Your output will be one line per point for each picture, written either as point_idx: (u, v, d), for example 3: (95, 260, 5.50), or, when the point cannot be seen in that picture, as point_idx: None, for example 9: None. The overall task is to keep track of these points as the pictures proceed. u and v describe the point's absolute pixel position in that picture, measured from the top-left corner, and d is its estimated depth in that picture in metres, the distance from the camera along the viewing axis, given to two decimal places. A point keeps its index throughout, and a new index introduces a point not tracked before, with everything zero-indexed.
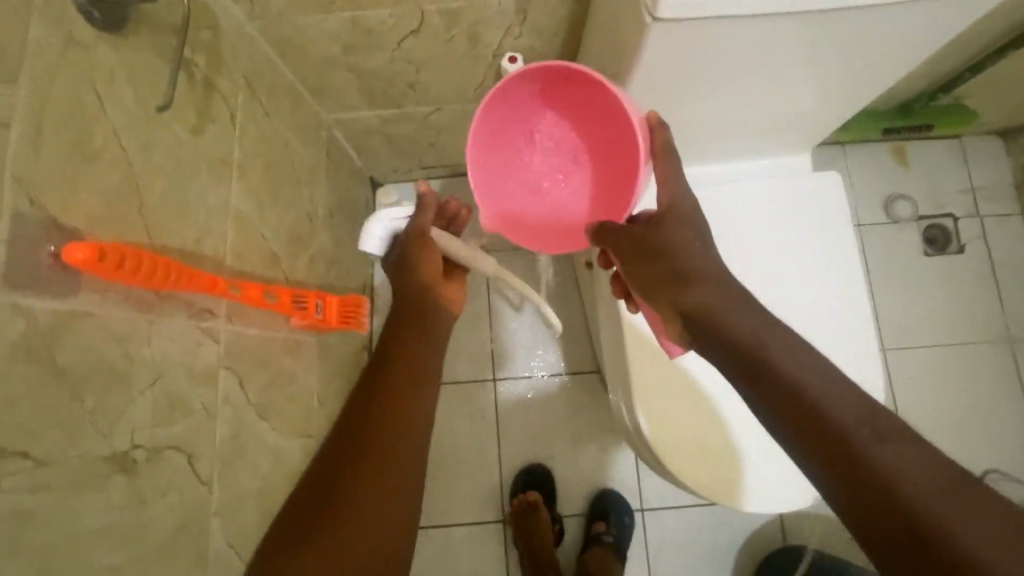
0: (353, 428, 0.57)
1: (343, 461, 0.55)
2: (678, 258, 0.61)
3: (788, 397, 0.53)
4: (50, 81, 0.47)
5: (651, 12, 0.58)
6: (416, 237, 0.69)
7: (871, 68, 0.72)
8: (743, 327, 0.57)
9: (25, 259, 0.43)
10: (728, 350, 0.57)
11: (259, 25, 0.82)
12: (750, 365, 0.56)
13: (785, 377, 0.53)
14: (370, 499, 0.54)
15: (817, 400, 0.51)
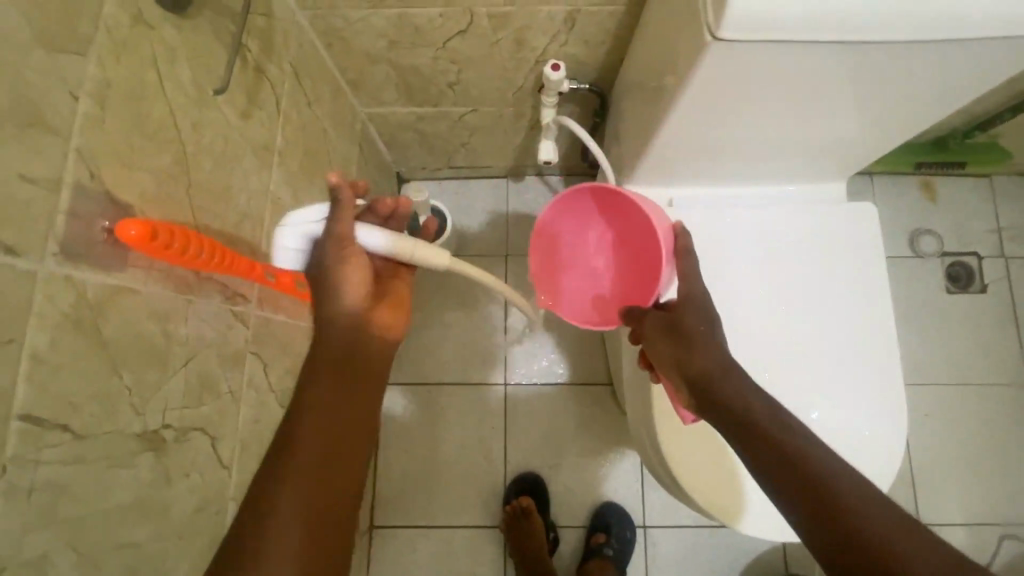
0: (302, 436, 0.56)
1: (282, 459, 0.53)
2: (683, 328, 0.63)
3: (776, 459, 0.54)
4: (117, 56, 0.47)
5: (713, 31, 0.58)
6: (337, 243, 0.62)
7: (921, 102, 0.72)
8: (732, 386, 0.59)
9: (80, 230, 0.43)
10: (718, 411, 0.59)
11: (309, 14, 0.83)
12: (739, 427, 0.58)
13: (773, 438, 0.56)
14: (315, 487, 0.53)
15: (802, 462, 0.53)
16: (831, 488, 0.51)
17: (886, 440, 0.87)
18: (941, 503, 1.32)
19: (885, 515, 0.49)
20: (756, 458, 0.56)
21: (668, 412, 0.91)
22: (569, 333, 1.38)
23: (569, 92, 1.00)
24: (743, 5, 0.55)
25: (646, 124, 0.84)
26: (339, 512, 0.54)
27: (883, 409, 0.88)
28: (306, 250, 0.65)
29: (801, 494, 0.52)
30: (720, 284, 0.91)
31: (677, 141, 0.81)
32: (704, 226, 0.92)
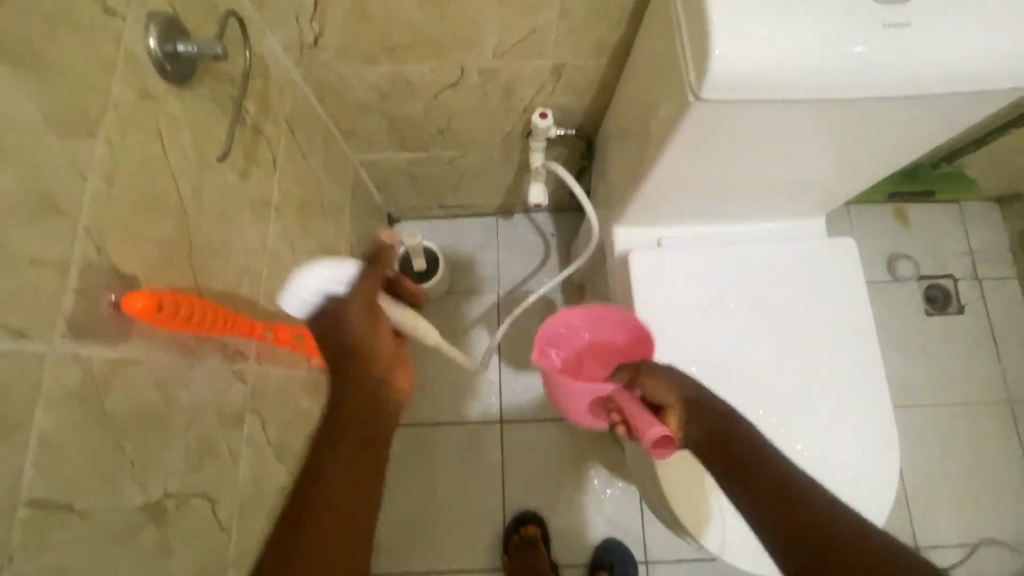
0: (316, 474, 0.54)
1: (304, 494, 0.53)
2: (647, 380, 0.71)
3: (759, 489, 0.55)
4: (123, 133, 0.48)
5: (696, 92, 0.60)
6: (363, 299, 0.62)
7: (891, 146, 0.75)
8: (730, 425, 0.61)
9: (86, 308, 0.44)
10: (710, 445, 0.61)
11: (304, 71, 0.85)
12: (731, 461, 0.58)
13: (758, 469, 0.56)
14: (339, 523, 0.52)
15: (784, 492, 0.53)
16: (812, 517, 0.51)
17: (879, 472, 0.89)
18: (936, 524, 1.34)
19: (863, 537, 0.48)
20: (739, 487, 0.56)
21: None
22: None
23: (557, 137, 1.03)
24: (723, 70, 0.57)
25: (634, 168, 0.87)
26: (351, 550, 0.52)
27: (873, 437, 0.90)
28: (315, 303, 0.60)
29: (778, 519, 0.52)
30: (709, 319, 0.93)
31: (663, 184, 0.84)
32: (692, 263, 0.95)
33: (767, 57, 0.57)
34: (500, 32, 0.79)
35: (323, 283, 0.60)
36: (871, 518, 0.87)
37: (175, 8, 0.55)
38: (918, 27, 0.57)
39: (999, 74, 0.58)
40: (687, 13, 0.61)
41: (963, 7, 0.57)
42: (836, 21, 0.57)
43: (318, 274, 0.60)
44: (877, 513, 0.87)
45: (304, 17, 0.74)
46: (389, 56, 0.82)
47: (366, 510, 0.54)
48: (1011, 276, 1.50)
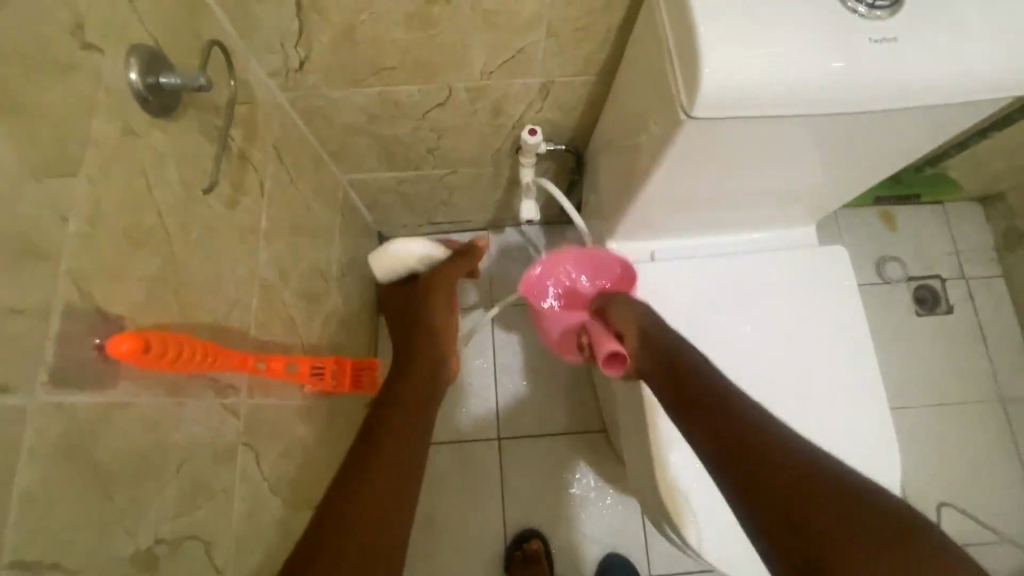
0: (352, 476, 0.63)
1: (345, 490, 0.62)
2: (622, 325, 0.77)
3: (699, 407, 0.62)
4: (106, 170, 0.46)
5: (686, 110, 0.60)
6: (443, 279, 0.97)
7: (879, 155, 0.76)
8: (676, 354, 0.70)
9: (70, 353, 0.42)
10: (663, 372, 0.69)
11: (290, 95, 0.84)
12: (679, 388, 0.66)
13: (702, 390, 0.63)
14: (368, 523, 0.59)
15: (721, 404, 0.60)
16: (741, 422, 0.57)
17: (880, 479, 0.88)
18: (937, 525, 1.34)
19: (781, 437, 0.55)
20: (682, 405, 0.64)
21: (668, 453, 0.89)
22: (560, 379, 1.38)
23: (546, 152, 1.03)
24: (714, 88, 0.57)
25: (625, 183, 0.87)
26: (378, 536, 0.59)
27: (874, 447, 0.90)
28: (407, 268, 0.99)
29: (710, 424, 0.59)
30: (706, 333, 0.93)
31: (655, 199, 0.84)
32: (685, 276, 0.95)
33: (757, 74, 0.57)
34: (487, 52, 0.78)
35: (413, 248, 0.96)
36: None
37: (157, 40, 0.54)
38: (903, 41, 0.57)
39: (984, 84, 0.59)
40: (675, 32, 0.61)
41: (946, 20, 0.58)
42: (824, 38, 0.57)
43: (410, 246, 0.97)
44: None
45: (289, 42, 0.73)
46: (376, 78, 0.81)
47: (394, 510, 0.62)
48: (997, 274, 1.53)
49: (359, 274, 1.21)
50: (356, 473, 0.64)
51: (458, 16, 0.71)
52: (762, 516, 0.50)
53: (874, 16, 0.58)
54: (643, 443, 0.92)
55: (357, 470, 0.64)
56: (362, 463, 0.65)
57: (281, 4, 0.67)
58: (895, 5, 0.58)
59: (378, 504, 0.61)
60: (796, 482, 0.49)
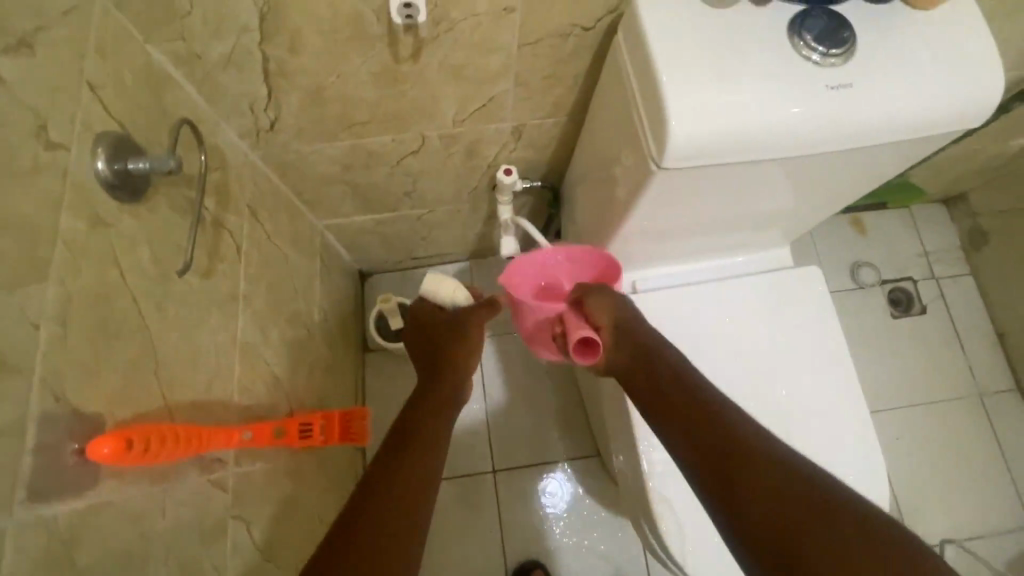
0: (369, 487, 0.58)
1: (364, 499, 0.57)
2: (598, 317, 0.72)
3: (672, 411, 0.61)
4: (76, 268, 0.46)
5: (657, 161, 0.61)
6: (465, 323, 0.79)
7: (842, 179, 0.78)
8: (655, 352, 0.67)
9: (48, 464, 0.41)
10: (635, 369, 0.67)
11: (262, 153, 0.83)
12: (655, 390, 0.64)
13: (679, 400, 0.61)
14: (388, 538, 0.54)
15: (698, 415, 0.58)
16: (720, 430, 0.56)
17: (869, 488, 0.90)
18: (928, 523, 1.36)
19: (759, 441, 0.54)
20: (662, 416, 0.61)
21: (659, 478, 0.88)
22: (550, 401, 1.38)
23: (523, 189, 1.04)
24: (682, 141, 0.58)
25: (603, 219, 0.88)
26: (400, 540, 0.54)
27: (859, 457, 0.91)
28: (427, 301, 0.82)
29: (689, 437, 0.57)
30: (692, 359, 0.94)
31: (634, 234, 0.85)
32: (667, 304, 0.96)
33: (721, 125, 0.58)
34: (458, 102, 0.79)
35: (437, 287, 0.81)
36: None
37: (124, 125, 0.53)
38: (857, 86, 0.60)
39: (935, 123, 0.61)
40: (640, 85, 0.63)
41: (896, 65, 0.60)
42: (782, 87, 0.59)
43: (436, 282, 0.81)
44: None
45: (258, 105, 0.73)
46: (349, 132, 0.81)
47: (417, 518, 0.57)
48: (965, 272, 1.58)
49: (342, 317, 1.20)
50: (364, 506, 0.56)
51: (427, 71, 0.72)
52: (748, 534, 0.49)
53: (829, 63, 0.60)
54: (634, 471, 0.92)
55: (360, 507, 0.56)
56: (369, 499, 0.57)
57: (248, 71, 0.67)
58: (848, 51, 0.60)
59: (388, 515, 0.55)
60: (780, 493, 0.49)
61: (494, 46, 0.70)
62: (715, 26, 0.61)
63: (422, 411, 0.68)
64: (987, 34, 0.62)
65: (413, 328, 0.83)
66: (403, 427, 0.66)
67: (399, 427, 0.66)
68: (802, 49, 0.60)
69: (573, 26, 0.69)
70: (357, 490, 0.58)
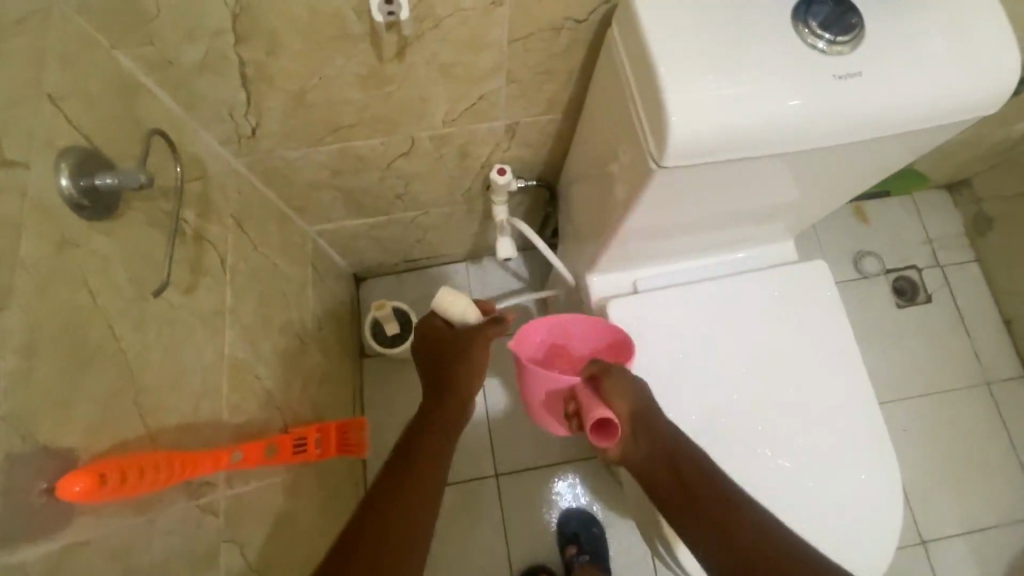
0: (363, 508, 0.56)
1: (359, 522, 0.54)
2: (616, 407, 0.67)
3: (702, 519, 0.60)
4: (42, 295, 0.43)
5: (657, 160, 0.58)
6: (470, 344, 0.71)
7: (850, 170, 0.76)
8: (676, 448, 0.66)
9: (14, 508, 0.38)
10: (655, 466, 0.66)
11: (246, 160, 0.80)
12: (682, 492, 0.63)
13: (705, 504, 0.61)
14: (380, 561, 0.51)
15: (730, 524, 0.58)
16: (752, 542, 0.56)
17: (882, 486, 0.88)
18: (939, 516, 1.34)
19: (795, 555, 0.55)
20: (689, 523, 0.61)
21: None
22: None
23: (518, 188, 1.00)
24: (683, 138, 0.55)
25: (603, 218, 0.85)
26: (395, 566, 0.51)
27: (872, 454, 0.89)
28: (438, 313, 0.74)
29: (724, 547, 0.57)
30: (699, 359, 0.91)
31: (634, 233, 0.82)
32: (670, 303, 0.93)
33: (725, 120, 0.55)
34: (448, 102, 0.75)
35: (450, 301, 0.72)
36: (880, 560, 0.85)
37: (91, 137, 0.50)
38: (866, 75, 0.57)
39: (949, 112, 0.58)
40: (638, 79, 0.59)
41: (907, 51, 0.57)
42: (787, 78, 0.56)
43: (452, 295, 0.72)
44: (885, 554, 0.85)
45: (238, 111, 0.69)
46: (335, 136, 0.78)
47: (412, 540, 0.54)
48: (970, 258, 1.55)
49: (337, 324, 1.17)
50: (371, 540, 0.52)
51: (413, 71, 0.68)
52: None
53: (836, 51, 0.57)
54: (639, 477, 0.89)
55: (365, 539, 0.52)
56: (373, 524, 0.54)
57: (225, 77, 0.64)
58: (856, 38, 0.57)
59: (382, 542, 0.52)
60: None
61: (483, 42, 0.66)
62: (714, 15, 0.58)
63: (425, 432, 0.64)
64: (1001, 16, 0.59)
65: (417, 345, 0.75)
66: (404, 453, 0.62)
67: (399, 450, 0.62)
68: (807, 36, 0.57)
69: (565, 19, 0.65)
70: (357, 518, 0.55)
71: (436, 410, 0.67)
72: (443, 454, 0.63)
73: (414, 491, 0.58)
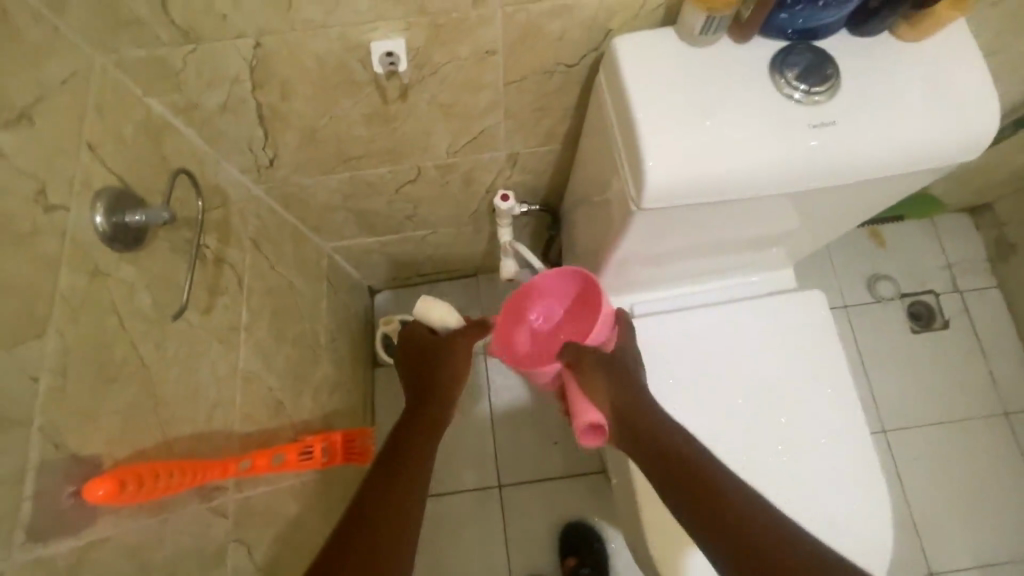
0: (355, 509, 0.59)
1: (353, 519, 0.58)
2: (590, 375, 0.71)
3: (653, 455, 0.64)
4: (75, 322, 0.49)
5: (637, 202, 0.61)
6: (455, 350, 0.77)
7: (842, 202, 0.77)
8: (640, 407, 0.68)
9: (45, 508, 0.44)
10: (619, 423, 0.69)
11: (264, 186, 0.86)
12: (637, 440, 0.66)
13: (655, 441, 0.65)
14: (367, 561, 0.55)
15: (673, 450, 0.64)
16: (749, 525, 0.55)
17: (872, 510, 0.88)
18: (947, 548, 1.32)
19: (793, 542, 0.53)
20: (687, 508, 0.59)
21: (654, 502, 0.85)
22: (557, 445, 1.36)
23: (522, 212, 1.04)
24: (660, 183, 0.58)
25: (600, 245, 0.88)
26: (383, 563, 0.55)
27: (864, 478, 0.90)
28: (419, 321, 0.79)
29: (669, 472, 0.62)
30: (694, 381, 0.93)
31: (626, 260, 0.85)
32: (668, 327, 0.95)
33: (699, 167, 0.58)
34: (450, 135, 0.80)
35: (433, 314, 0.77)
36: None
37: (123, 178, 0.57)
38: (842, 123, 0.58)
39: (928, 157, 0.60)
40: (620, 122, 0.63)
41: (882, 101, 0.59)
42: (762, 127, 0.58)
43: (436, 308, 0.77)
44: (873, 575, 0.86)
45: (256, 145, 0.76)
46: (346, 166, 0.84)
47: (400, 541, 0.57)
48: (991, 284, 1.51)
49: (350, 336, 1.23)
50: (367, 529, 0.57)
51: (416, 110, 0.73)
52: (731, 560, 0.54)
53: (812, 101, 0.59)
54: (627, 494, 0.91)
55: (364, 528, 0.57)
56: (371, 514, 0.58)
57: (243, 117, 0.70)
58: (831, 89, 0.59)
59: (373, 541, 0.56)
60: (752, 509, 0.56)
61: (480, 84, 0.71)
62: (692, 66, 0.61)
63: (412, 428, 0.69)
64: (981, 65, 0.61)
65: (404, 356, 0.79)
66: (395, 452, 0.66)
67: (389, 451, 0.67)
68: (784, 86, 0.59)
69: (557, 64, 0.69)
70: (354, 509, 0.59)
71: (423, 415, 0.71)
72: (426, 460, 0.67)
73: (400, 497, 0.61)
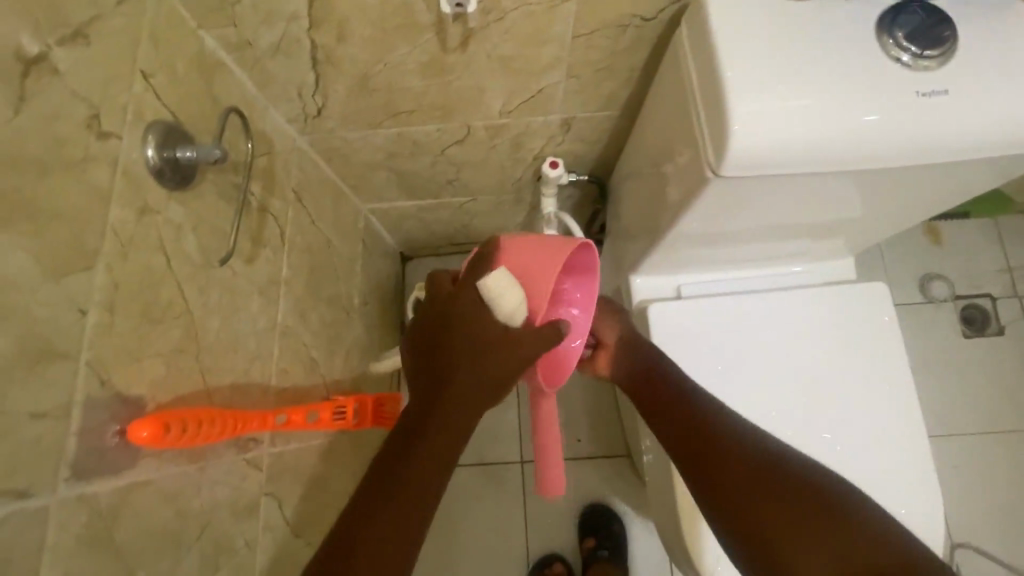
0: (372, 489, 0.49)
1: (367, 499, 0.48)
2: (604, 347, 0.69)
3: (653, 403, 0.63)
4: (124, 259, 0.47)
5: (714, 168, 0.57)
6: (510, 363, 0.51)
7: (922, 189, 0.71)
8: (653, 366, 0.66)
9: (90, 444, 0.43)
10: (633, 380, 0.66)
11: (309, 137, 0.83)
12: (644, 393, 0.65)
13: (659, 391, 0.63)
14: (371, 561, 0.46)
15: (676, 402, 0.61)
16: (733, 467, 0.54)
17: (927, 516, 0.84)
18: (982, 560, 1.26)
19: (829, 491, 0.50)
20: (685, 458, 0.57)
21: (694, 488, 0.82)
22: (579, 443, 1.32)
23: (569, 183, 1.00)
24: (743, 148, 0.54)
25: (650, 220, 0.84)
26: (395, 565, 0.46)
27: (918, 481, 0.85)
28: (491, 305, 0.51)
29: (669, 422, 0.60)
30: (739, 372, 0.89)
31: (680, 241, 0.80)
32: (714, 316, 0.91)
33: (791, 131, 0.54)
34: (506, 93, 0.76)
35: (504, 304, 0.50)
36: None
37: (175, 113, 0.54)
38: (953, 93, 0.54)
39: None
40: (701, 83, 0.58)
41: (998, 72, 0.54)
42: (862, 90, 0.54)
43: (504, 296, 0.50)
44: None
45: (306, 91, 0.73)
46: (393, 120, 0.80)
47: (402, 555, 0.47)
48: None
49: (381, 301, 1.20)
50: (388, 549, 0.46)
51: (474, 62, 0.69)
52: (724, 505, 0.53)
53: (921, 66, 0.55)
54: (661, 480, 0.87)
55: (381, 518, 0.47)
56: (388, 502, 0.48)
57: (297, 59, 0.67)
58: (946, 53, 0.54)
59: (383, 541, 0.46)
60: (751, 463, 0.53)
61: (546, 35, 0.66)
62: (788, 21, 0.56)
63: (453, 406, 0.51)
64: None
65: (442, 311, 0.53)
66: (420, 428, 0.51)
67: (411, 428, 0.52)
68: (891, 48, 0.55)
69: (631, 17, 0.65)
70: (377, 480, 0.49)
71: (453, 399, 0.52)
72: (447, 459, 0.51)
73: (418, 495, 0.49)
